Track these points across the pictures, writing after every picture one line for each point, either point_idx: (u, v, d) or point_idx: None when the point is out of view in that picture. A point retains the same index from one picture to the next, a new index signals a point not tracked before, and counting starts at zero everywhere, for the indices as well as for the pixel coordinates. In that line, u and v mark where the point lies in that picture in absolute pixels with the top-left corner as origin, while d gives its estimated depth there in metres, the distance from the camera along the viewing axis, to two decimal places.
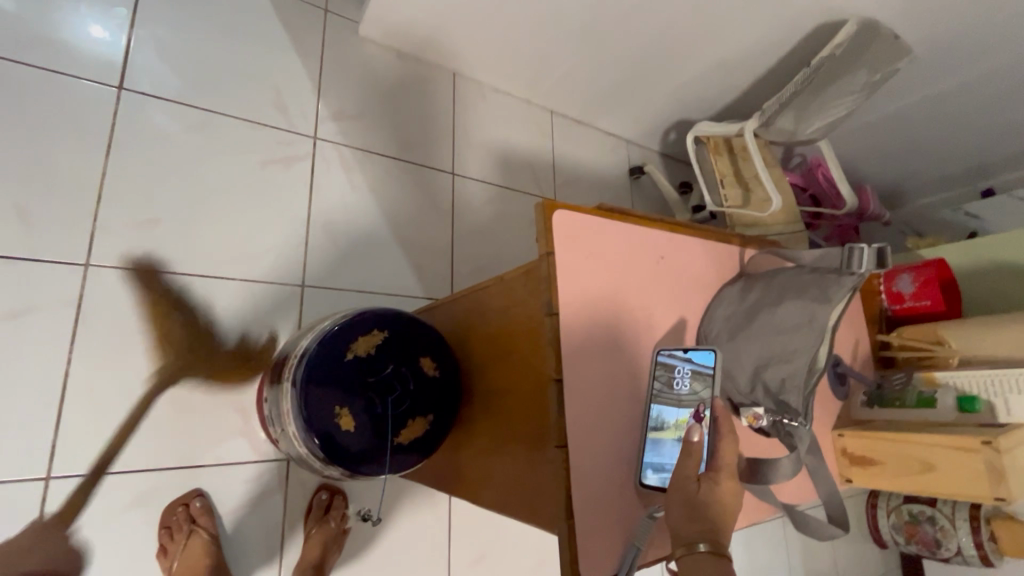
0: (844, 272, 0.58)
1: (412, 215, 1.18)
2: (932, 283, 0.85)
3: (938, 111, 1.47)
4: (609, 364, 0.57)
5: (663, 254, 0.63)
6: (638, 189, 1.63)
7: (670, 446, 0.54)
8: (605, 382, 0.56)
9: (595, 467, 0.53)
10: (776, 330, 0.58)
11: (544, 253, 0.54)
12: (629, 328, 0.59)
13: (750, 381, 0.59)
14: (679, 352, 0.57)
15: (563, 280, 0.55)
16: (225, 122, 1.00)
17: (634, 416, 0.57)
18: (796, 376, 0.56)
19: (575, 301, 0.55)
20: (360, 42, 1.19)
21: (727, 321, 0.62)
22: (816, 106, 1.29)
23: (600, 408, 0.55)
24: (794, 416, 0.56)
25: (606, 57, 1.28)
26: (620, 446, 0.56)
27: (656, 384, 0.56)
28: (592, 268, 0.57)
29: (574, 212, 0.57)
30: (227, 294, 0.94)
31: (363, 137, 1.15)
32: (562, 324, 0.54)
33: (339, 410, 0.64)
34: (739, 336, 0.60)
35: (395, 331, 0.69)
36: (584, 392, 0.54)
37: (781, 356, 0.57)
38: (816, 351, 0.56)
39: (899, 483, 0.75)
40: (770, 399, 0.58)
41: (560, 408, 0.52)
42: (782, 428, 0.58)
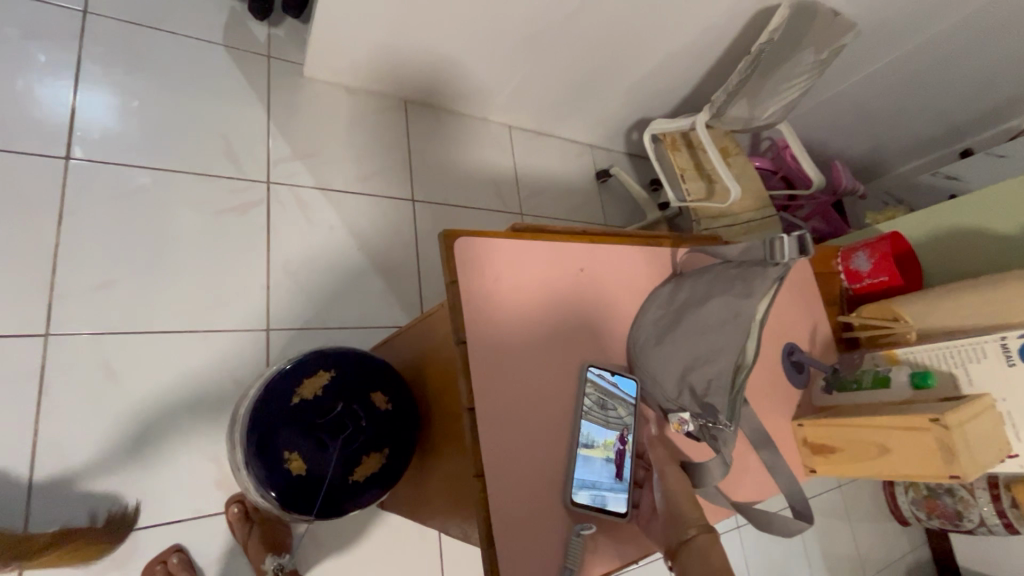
0: (768, 263, 0.58)
1: (377, 246, 1.19)
2: (886, 258, 0.85)
3: (895, 79, 1.46)
4: (532, 385, 0.54)
5: (585, 265, 0.61)
6: (607, 192, 1.63)
7: (600, 465, 0.54)
8: (528, 404, 0.54)
9: (524, 494, 0.51)
10: (700, 330, 0.58)
11: (447, 281, 0.53)
12: (552, 346, 0.57)
13: (677, 386, 0.57)
14: (608, 374, 0.58)
15: (470, 305, 0.53)
16: (177, 177, 1.02)
17: (564, 436, 0.55)
18: (720, 377, 0.55)
19: (486, 327, 0.53)
20: (307, 83, 1.22)
21: (653, 326, 0.61)
22: (768, 90, 1.27)
23: (525, 433, 0.53)
24: (719, 419, 0.55)
25: (552, 67, 1.29)
26: (551, 469, 0.53)
27: (587, 403, 0.56)
28: (502, 290, 0.55)
29: (483, 234, 0.55)
30: (192, 346, 0.94)
31: (318, 175, 1.16)
32: (473, 352, 0.52)
33: (287, 454, 0.64)
34: (665, 340, 0.59)
35: (343, 369, 0.69)
36: (506, 418, 0.52)
37: (705, 357, 0.57)
38: (743, 347, 0.56)
39: (857, 470, 0.71)
40: (696, 402, 0.56)
41: (476, 438, 0.50)
42: (707, 431, 0.57)
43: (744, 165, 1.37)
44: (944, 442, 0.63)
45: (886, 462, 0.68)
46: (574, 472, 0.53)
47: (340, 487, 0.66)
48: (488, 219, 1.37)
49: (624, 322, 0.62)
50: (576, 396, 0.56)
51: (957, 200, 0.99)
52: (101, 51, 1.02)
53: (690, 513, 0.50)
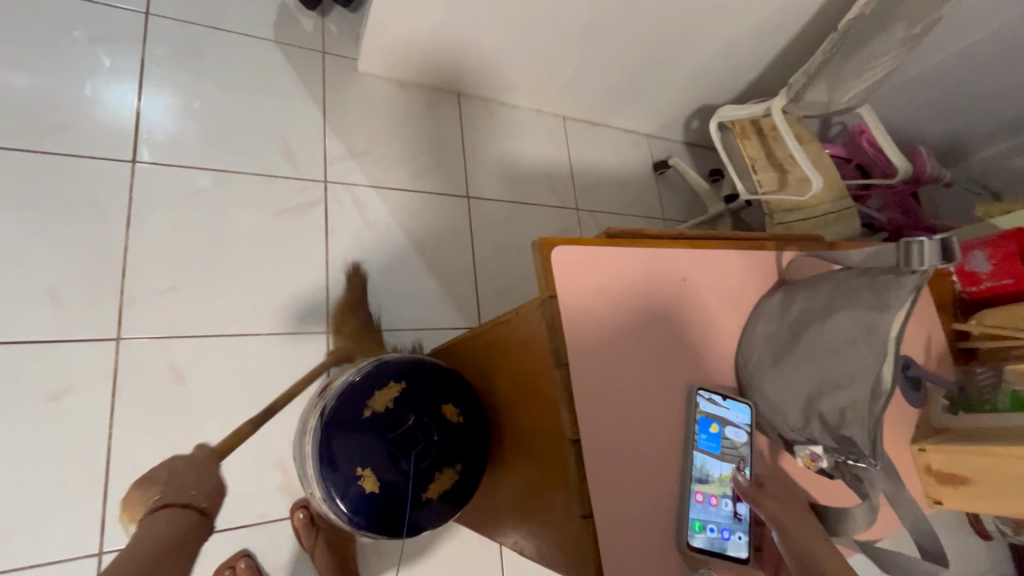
0: (902, 271, 0.50)
1: (432, 245, 1.16)
2: (1013, 258, 0.73)
3: (995, 53, 1.32)
4: (637, 409, 0.51)
5: (687, 274, 0.57)
6: (665, 184, 1.55)
7: (716, 500, 0.50)
8: (634, 431, 0.50)
9: (632, 531, 0.47)
10: (827, 350, 0.52)
11: (544, 296, 0.50)
12: (657, 365, 0.53)
13: (803, 414, 0.52)
14: (719, 398, 0.53)
15: (568, 323, 0.50)
16: (238, 177, 1.01)
17: (673, 464, 0.51)
18: (858, 406, 0.49)
19: (586, 348, 0.50)
20: (361, 78, 1.19)
21: (770, 342, 0.55)
22: (852, 70, 1.15)
23: (632, 463, 0.49)
24: (862, 455, 0.49)
25: (612, 54, 1.22)
26: (660, 501, 0.49)
27: (701, 432, 0.51)
28: (601, 306, 0.52)
29: (577, 244, 0.52)
30: (255, 349, 0.94)
31: (373, 173, 1.14)
32: (574, 374, 0.49)
33: (360, 471, 0.62)
34: (784, 361, 0.54)
35: (413, 380, 0.66)
36: (611, 447, 0.48)
37: (835, 381, 0.51)
38: (877, 370, 0.49)
39: (1003, 503, 0.60)
40: (830, 435, 0.51)
41: (581, 472, 0.47)
42: (848, 470, 0.53)
43: (819, 154, 1.26)
44: None
45: None
46: (690, 510, 0.49)
47: (414, 505, 0.63)
48: (544, 215, 1.32)
49: (729, 338, 0.58)
50: (686, 421, 0.52)
51: None
52: (163, 53, 1.02)
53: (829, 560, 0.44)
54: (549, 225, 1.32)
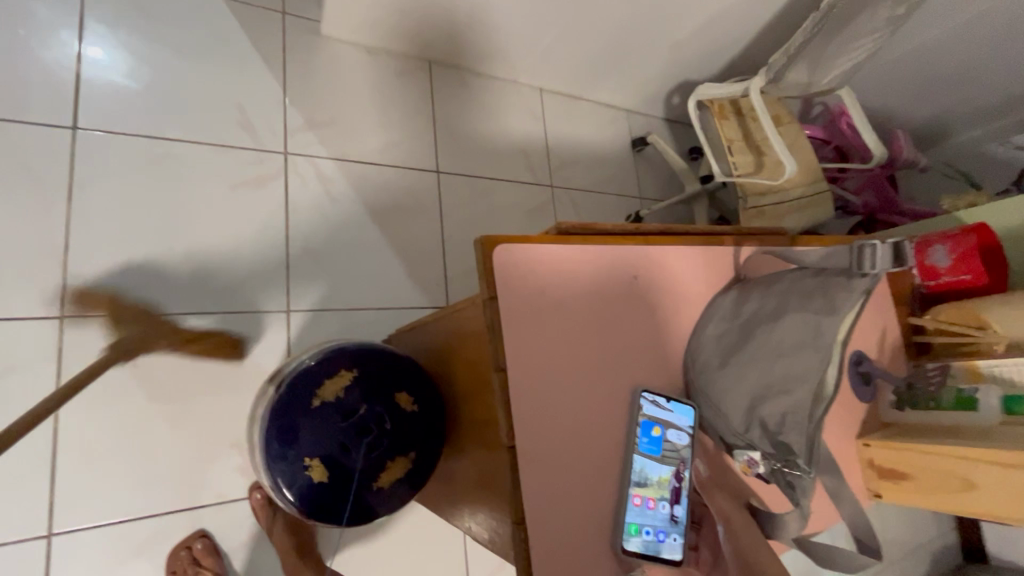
0: (854, 274, 0.50)
1: (400, 222, 1.13)
2: (972, 253, 0.72)
3: (978, 37, 1.30)
4: (580, 411, 0.50)
5: (640, 272, 0.55)
6: (642, 161, 1.52)
7: (652, 503, 0.50)
8: (576, 433, 0.50)
9: (567, 533, 0.47)
10: (775, 352, 0.51)
11: (485, 297, 0.48)
12: (603, 366, 0.52)
13: (746, 418, 0.52)
14: (662, 400, 0.53)
15: (509, 325, 0.48)
16: (191, 148, 0.96)
17: (614, 465, 0.51)
18: (798, 411, 0.49)
19: (527, 351, 0.49)
20: (326, 42, 1.13)
21: (719, 344, 0.55)
22: (833, 51, 1.12)
23: (572, 466, 0.49)
24: (795, 462, 0.50)
25: (591, 25, 1.17)
26: (598, 503, 0.50)
27: (640, 435, 0.51)
28: (546, 307, 0.50)
29: (524, 241, 0.50)
30: (210, 327, 0.91)
31: (337, 145, 1.09)
32: (515, 377, 0.48)
33: (308, 461, 0.61)
34: (731, 363, 0.53)
35: (365, 368, 0.65)
36: (549, 451, 0.48)
37: (777, 387, 0.50)
38: (823, 375, 0.48)
39: (938, 501, 0.62)
40: (769, 440, 0.51)
41: (515, 478, 0.46)
42: (783, 477, 0.52)
43: (796, 135, 1.24)
44: None
45: (972, 498, 0.59)
46: (626, 513, 0.49)
47: (365, 493, 0.63)
48: (517, 191, 1.29)
49: (679, 337, 0.57)
50: (629, 424, 0.52)
51: None
52: (105, 8, 0.94)
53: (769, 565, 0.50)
54: (522, 203, 1.29)
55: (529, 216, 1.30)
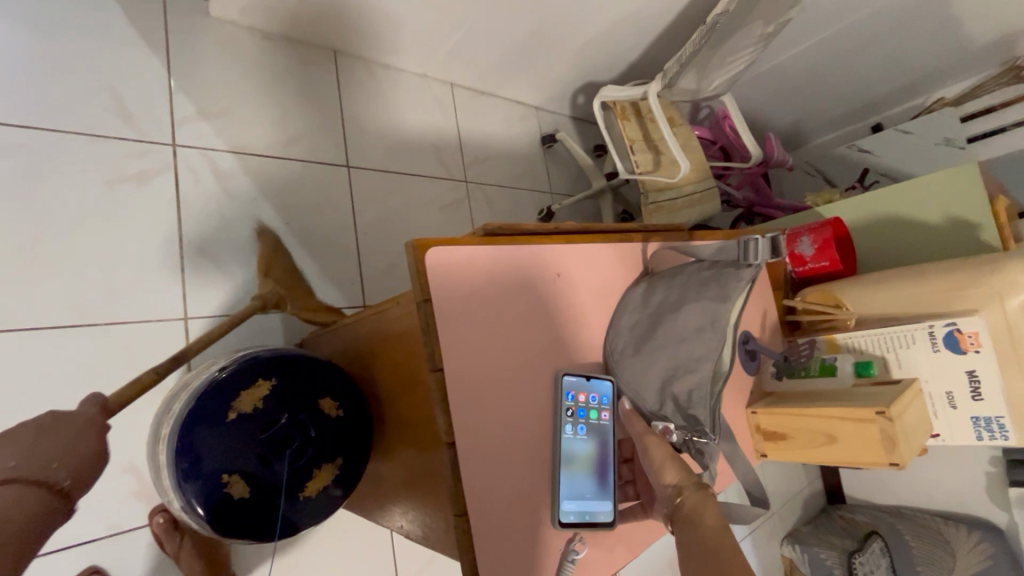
0: (741, 264, 0.58)
1: (309, 219, 1.08)
2: (829, 243, 0.86)
3: (828, 54, 1.52)
4: (513, 404, 0.53)
5: (560, 269, 0.59)
6: (552, 158, 1.58)
7: (582, 475, 0.55)
8: (510, 426, 0.52)
9: (508, 519, 0.50)
10: (680, 336, 0.58)
11: (420, 300, 0.49)
12: (529, 361, 0.55)
13: (659, 396, 0.58)
14: (583, 380, 0.58)
15: (443, 326, 0.50)
16: (52, 139, 0.84)
17: (544, 453, 0.54)
18: (702, 386, 0.56)
19: (462, 351, 0.50)
20: (216, 24, 1.03)
21: (631, 331, 0.61)
22: (716, 62, 1.25)
23: (507, 455, 0.51)
24: (703, 431, 0.57)
25: (500, 23, 1.19)
26: (534, 487, 0.53)
27: (567, 415, 0.55)
28: (476, 307, 0.52)
29: (452, 243, 0.51)
30: (89, 342, 0.81)
31: (233, 137, 1.01)
32: (449, 377, 0.49)
33: (226, 477, 0.57)
34: (643, 349, 0.59)
35: (285, 376, 0.62)
36: (487, 445, 0.50)
37: (685, 366, 0.57)
38: (719, 354, 0.56)
39: (810, 455, 0.69)
40: (680, 414, 0.57)
41: (456, 475, 0.48)
42: (693, 446, 0.59)
43: (688, 135, 1.37)
44: (887, 434, 0.61)
45: (835, 449, 0.66)
46: (559, 491, 0.53)
47: (291, 506, 0.61)
48: (431, 187, 1.29)
49: (598, 328, 0.62)
50: (553, 411, 0.55)
51: (929, 177, 0.91)
52: None
53: (682, 476, 0.53)
54: (437, 198, 1.29)
55: (445, 212, 1.30)
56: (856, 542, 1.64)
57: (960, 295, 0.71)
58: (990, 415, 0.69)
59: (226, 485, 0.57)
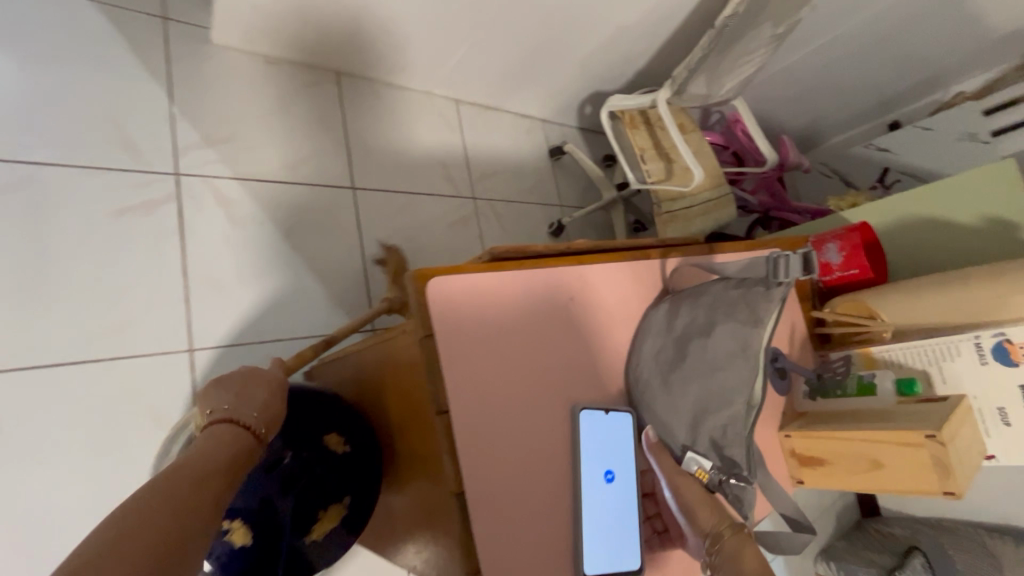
0: (771, 282, 0.54)
1: (316, 243, 1.06)
2: (858, 249, 0.82)
3: (842, 52, 1.48)
4: (529, 442, 0.49)
5: (574, 293, 0.56)
6: (560, 170, 1.55)
7: (604, 517, 0.51)
8: (524, 466, 0.49)
9: (523, 567, 0.47)
10: (710, 367, 0.54)
11: (422, 335, 0.46)
12: (543, 395, 0.51)
13: (691, 433, 0.54)
14: (600, 412, 0.54)
15: (448, 362, 0.47)
16: (53, 172, 0.83)
17: (562, 492, 0.50)
18: (736, 423, 0.52)
19: (470, 389, 0.47)
20: (217, 51, 1.03)
21: (655, 358, 0.57)
22: (727, 66, 1.21)
23: (521, 500, 0.48)
24: (742, 475, 0.52)
25: (504, 37, 1.18)
26: (551, 532, 0.49)
27: (585, 452, 0.52)
28: (483, 341, 0.49)
29: (454, 272, 0.48)
30: (90, 378, 0.79)
31: (237, 163, 1.00)
32: (456, 419, 0.46)
33: (227, 524, 0.54)
34: (672, 381, 0.55)
35: (287, 412, 0.60)
36: (498, 488, 0.47)
37: (716, 401, 0.53)
38: (751, 387, 0.52)
39: (852, 483, 0.64)
40: (716, 455, 0.53)
41: (467, 525, 0.45)
42: (730, 490, 0.54)
43: (700, 142, 1.34)
44: (938, 460, 0.56)
45: (879, 476, 0.61)
46: (582, 540, 0.49)
47: (295, 550, 0.57)
48: (439, 204, 1.27)
49: (616, 354, 0.58)
50: (572, 448, 0.51)
51: (961, 176, 0.86)
52: None
53: (719, 519, 0.50)
54: (445, 215, 1.27)
55: (453, 229, 1.28)
56: (894, 559, 1.56)
57: (1005, 302, 0.66)
58: None
59: (225, 531, 0.54)
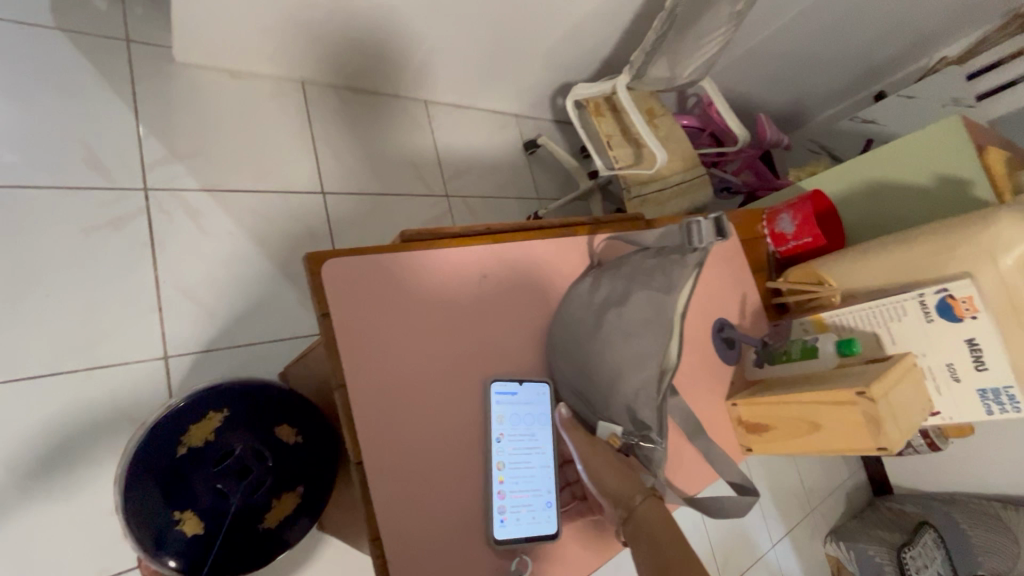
0: (686, 249, 0.56)
1: (288, 248, 1.08)
2: (810, 218, 0.82)
3: (809, 26, 1.47)
4: (441, 409, 0.54)
5: (486, 271, 0.61)
6: (536, 164, 1.56)
7: (514, 482, 0.55)
8: (436, 432, 0.53)
9: (431, 526, 0.50)
10: (624, 334, 0.56)
11: (318, 316, 0.50)
12: (456, 368, 0.56)
13: (607, 397, 0.57)
14: (512, 383, 0.58)
15: (347, 340, 0.51)
16: (26, 195, 0.87)
17: (476, 455, 0.55)
18: (648, 388, 0.55)
19: (373, 364, 0.52)
20: (182, 68, 1.06)
21: (569, 327, 0.60)
22: (686, 48, 1.22)
23: (430, 466, 0.52)
24: (650, 436, 0.56)
25: (463, 34, 1.19)
26: (462, 493, 0.53)
27: (497, 423, 0.56)
28: (392, 319, 0.54)
29: (351, 255, 0.53)
30: (68, 389, 0.83)
31: (206, 175, 1.03)
32: (356, 392, 0.50)
33: (178, 514, 0.56)
34: (585, 348, 0.58)
35: (237, 406, 0.61)
36: (404, 453, 0.51)
37: (630, 367, 0.56)
38: (663, 352, 0.55)
39: (796, 446, 0.65)
40: (628, 419, 0.57)
41: (367, 490, 0.49)
42: (640, 452, 0.58)
43: (671, 125, 1.34)
44: (871, 416, 0.56)
45: (820, 438, 0.62)
46: (493, 501, 0.53)
47: (248, 541, 0.59)
48: (412, 204, 1.29)
49: (538, 325, 0.63)
50: (484, 416, 0.56)
51: (915, 137, 0.85)
52: None
53: (633, 485, 0.53)
54: (420, 215, 1.29)
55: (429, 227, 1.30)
56: (905, 535, 1.64)
57: (950, 258, 0.66)
58: (999, 386, 0.62)
59: (180, 522, 0.56)
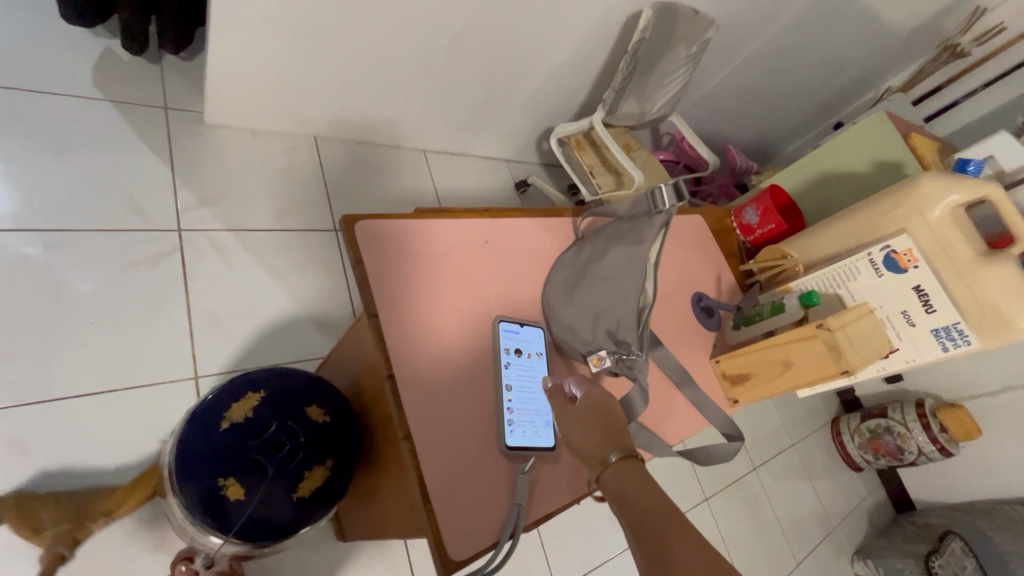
0: (654, 213, 0.70)
1: (303, 282, 1.18)
2: (770, 208, 0.96)
3: (760, 66, 1.66)
4: (456, 344, 0.65)
5: (488, 239, 0.73)
6: (528, 201, 1.70)
7: (519, 401, 0.66)
8: (453, 361, 0.63)
9: (451, 437, 0.60)
10: (604, 277, 0.69)
11: (353, 262, 0.62)
12: (467, 312, 0.67)
13: (593, 327, 0.68)
14: (517, 324, 0.69)
15: (376, 280, 0.62)
16: (73, 236, 0.98)
17: (488, 382, 0.65)
18: (628, 315, 0.66)
19: (398, 302, 0.63)
20: (209, 129, 1.21)
21: (560, 281, 0.73)
22: (652, 87, 1.40)
23: (448, 386, 0.62)
24: (631, 350, 0.66)
25: (455, 86, 1.34)
26: (478, 412, 0.63)
27: (505, 353, 0.67)
28: (413, 269, 0.65)
29: (379, 218, 0.65)
30: (106, 409, 0.90)
31: (230, 218, 1.15)
32: (385, 322, 0.61)
33: (223, 481, 0.62)
34: (573, 292, 0.70)
35: (272, 389, 0.68)
36: (426, 375, 0.61)
37: (610, 299, 0.67)
38: (640, 285, 0.66)
39: (775, 389, 0.77)
40: (612, 341, 0.67)
41: (398, 402, 0.59)
42: (624, 364, 0.68)
43: (647, 157, 1.44)
44: (831, 343, 0.73)
45: (792, 375, 0.76)
46: (504, 415, 0.63)
47: (285, 508, 0.64)
48: None
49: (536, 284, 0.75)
50: (493, 349, 0.66)
51: (855, 137, 0.98)
52: None
53: (606, 446, 0.57)
54: None
55: None
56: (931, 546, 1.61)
57: (888, 219, 0.81)
58: (948, 324, 0.76)
59: (224, 490, 0.61)
